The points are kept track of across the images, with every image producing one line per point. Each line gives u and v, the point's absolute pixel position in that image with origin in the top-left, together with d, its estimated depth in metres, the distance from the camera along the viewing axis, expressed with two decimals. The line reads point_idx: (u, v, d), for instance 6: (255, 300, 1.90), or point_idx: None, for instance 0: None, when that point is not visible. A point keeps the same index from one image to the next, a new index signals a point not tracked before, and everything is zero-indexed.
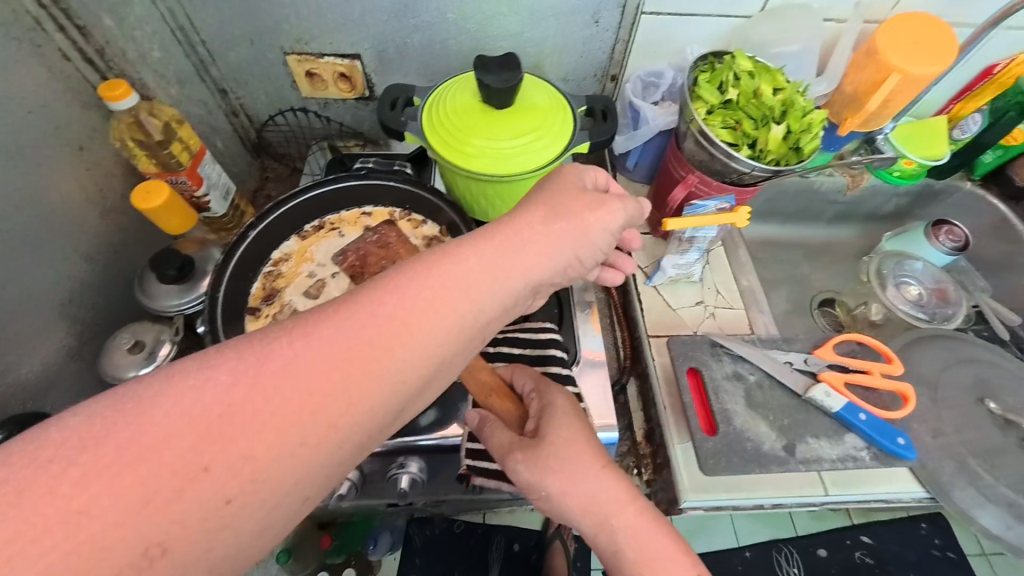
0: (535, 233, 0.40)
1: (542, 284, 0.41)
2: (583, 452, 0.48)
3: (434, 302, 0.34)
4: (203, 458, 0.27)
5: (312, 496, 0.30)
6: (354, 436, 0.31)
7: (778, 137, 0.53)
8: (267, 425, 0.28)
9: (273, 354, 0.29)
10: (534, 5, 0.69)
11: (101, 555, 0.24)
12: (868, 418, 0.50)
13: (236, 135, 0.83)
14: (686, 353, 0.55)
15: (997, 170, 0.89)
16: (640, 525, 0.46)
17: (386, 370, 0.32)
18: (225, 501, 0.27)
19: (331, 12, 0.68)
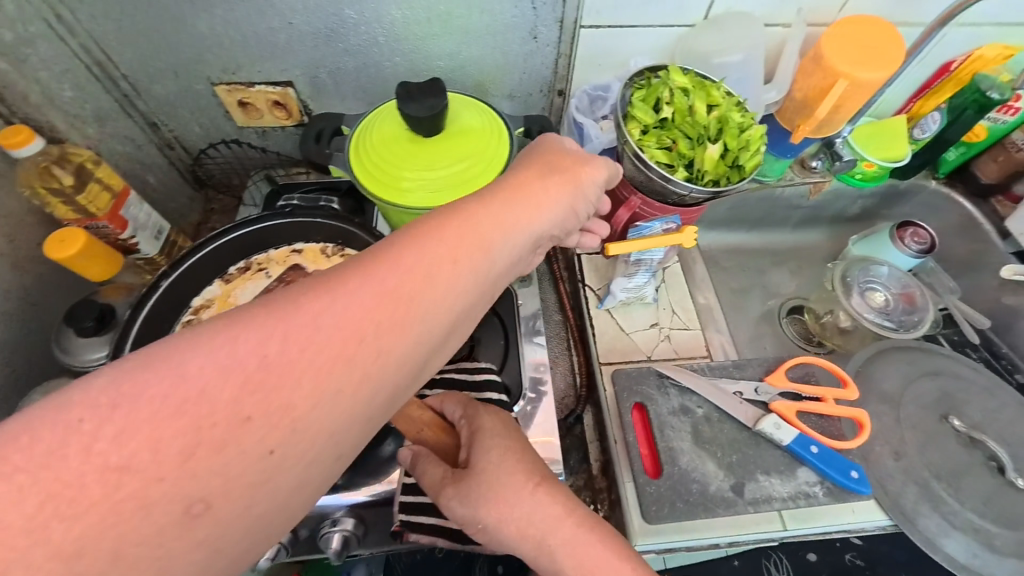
0: (537, 192, 0.43)
1: (544, 237, 0.45)
2: (516, 473, 0.47)
3: (451, 255, 0.36)
4: (247, 408, 0.28)
5: (348, 449, 0.33)
6: (385, 385, 0.33)
7: (714, 156, 0.51)
8: (305, 374, 0.30)
9: (301, 309, 0.31)
10: (467, 24, 0.66)
11: (141, 511, 0.26)
12: (819, 451, 0.47)
13: (173, 168, 0.80)
14: (631, 387, 0.52)
15: (961, 167, 0.86)
16: (578, 537, 0.44)
17: (415, 318, 0.34)
18: (269, 452, 0.29)
19: (254, 41, 0.65)
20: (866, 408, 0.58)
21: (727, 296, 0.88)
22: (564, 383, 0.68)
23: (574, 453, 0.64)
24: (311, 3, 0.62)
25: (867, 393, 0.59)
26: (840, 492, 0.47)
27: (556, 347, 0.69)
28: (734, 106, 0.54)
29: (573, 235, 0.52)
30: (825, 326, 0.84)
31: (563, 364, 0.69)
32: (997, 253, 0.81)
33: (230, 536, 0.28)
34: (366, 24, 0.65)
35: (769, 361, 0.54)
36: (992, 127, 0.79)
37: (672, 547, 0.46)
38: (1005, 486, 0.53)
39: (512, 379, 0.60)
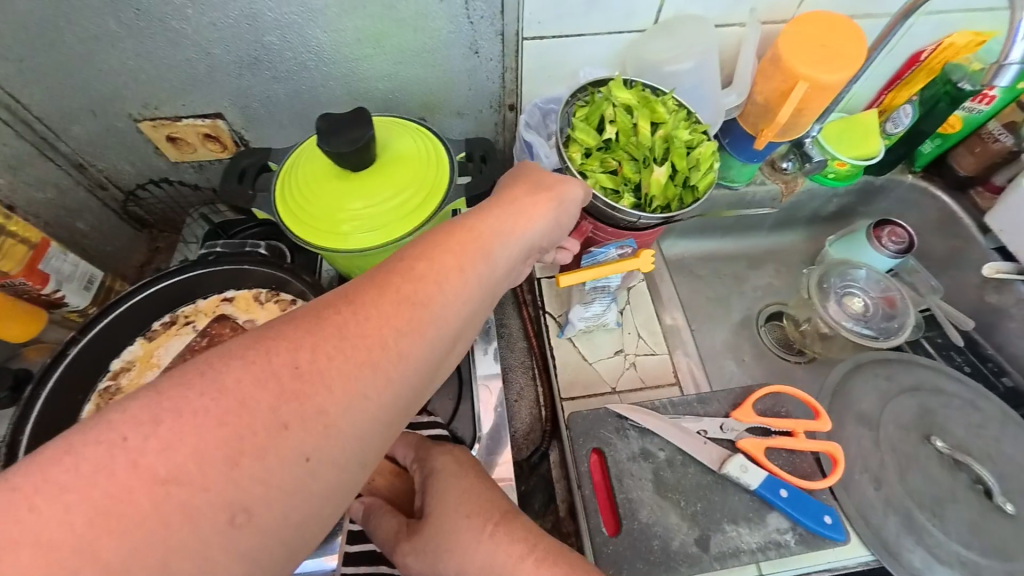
0: (529, 200, 0.45)
1: (536, 246, 0.46)
2: (471, 514, 0.44)
3: (455, 262, 0.38)
4: (283, 415, 0.29)
5: (372, 457, 0.33)
6: (405, 390, 0.34)
7: (661, 179, 0.50)
8: (335, 379, 0.31)
9: (326, 319, 0.33)
10: (401, 43, 0.62)
11: (191, 519, 0.27)
12: (790, 495, 0.44)
13: (108, 208, 0.75)
14: (588, 431, 0.48)
15: (938, 160, 0.80)
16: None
17: (430, 322, 0.35)
18: (304, 460, 0.30)
19: (174, 73, 0.61)
20: (844, 431, 0.54)
21: (703, 305, 0.83)
22: (529, 416, 0.63)
23: (539, 494, 0.59)
24: (229, 31, 0.58)
25: (844, 414, 0.55)
26: (813, 538, 0.43)
27: (521, 378, 0.65)
28: (682, 121, 0.52)
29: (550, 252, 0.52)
30: (804, 334, 0.80)
31: (528, 396, 0.64)
32: (978, 251, 0.76)
33: (268, 547, 0.29)
34: (292, 49, 0.61)
35: (736, 393, 0.51)
36: (968, 117, 0.73)
37: None
38: (992, 511, 0.50)
39: (464, 427, 0.55)
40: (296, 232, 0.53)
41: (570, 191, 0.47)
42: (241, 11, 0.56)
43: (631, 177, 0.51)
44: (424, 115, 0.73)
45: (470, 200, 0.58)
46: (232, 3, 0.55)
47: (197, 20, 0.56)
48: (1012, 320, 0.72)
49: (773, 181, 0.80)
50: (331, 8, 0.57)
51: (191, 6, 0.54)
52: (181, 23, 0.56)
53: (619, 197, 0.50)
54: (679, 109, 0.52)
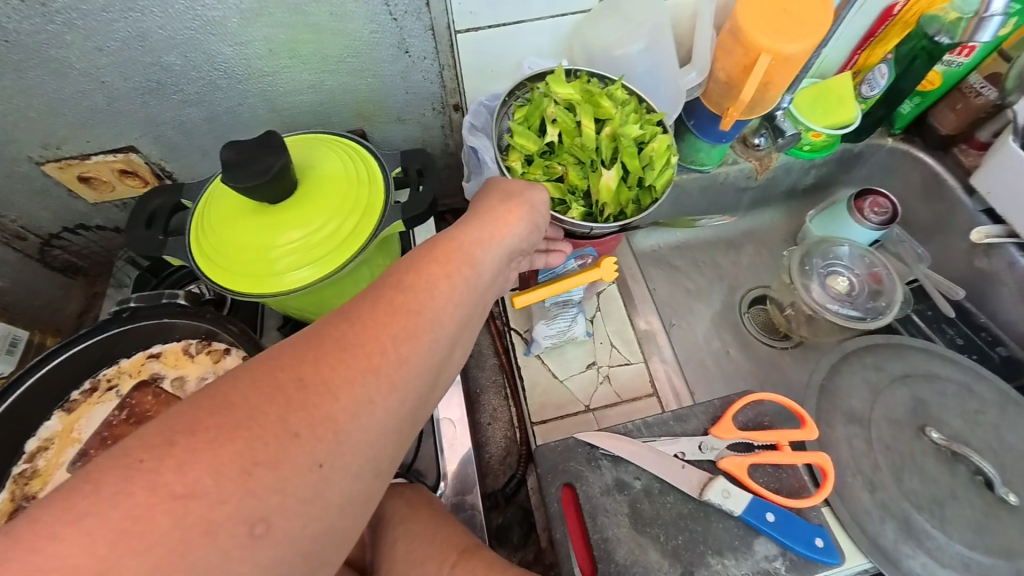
0: (502, 206, 0.39)
1: (516, 254, 0.40)
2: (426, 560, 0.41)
3: (450, 261, 0.35)
4: (293, 423, 0.26)
5: (385, 464, 0.30)
6: (411, 394, 0.31)
7: (611, 184, 0.45)
8: (343, 384, 0.28)
9: (327, 328, 0.29)
10: (321, 49, 0.56)
11: (213, 533, 0.24)
12: (776, 519, 0.41)
13: (30, 259, 0.69)
14: (557, 466, 0.44)
15: (918, 120, 0.75)
16: None
17: (426, 326, 0.31)
18: (317, 465, 0.27)
19: (69, 108, 0.55)
20: (835, 433, 0.51)
21: (682, 298, 0.79)
22: (505, 440, 0.59)
23: (517, 526, 0.54)
24: (120, 56, 0.51)
25: (832, 413, 0.52)
26: (803, 563, 0.40)
27: (493, 399, 0.61)
28: (631, 115, 0.47)
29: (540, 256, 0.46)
30: (790, 318, 0.75)
31: (502, 418, 0.60)
32: (965, 213, 0.71)
33: (292, 555, 0.26)
34: (197, 68, 0.54)
35: (715, 406, 0.47)
36: (947, 71, 0.67)
37: None
38: (994, 505, 0.47)
39: (429, 467, 0.52)
40: (223, 283, 0.47)
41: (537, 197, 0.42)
42: (128, 31, 0.49)
43: (579, 183, 0.47)
44: (362, 125, 0.67)
45: (409, 223, 0.51)
46: (115, 23, 0.48)
47: (80, 46, 0.49)
48: (1005, 286, 0.68)
49: (745, 160, 0.75)
50: (232, 18, 0.50)
51: (68, 31, 0.48)
52: (61, 51, 0.49)
53: (568, 207, 0.46)
54: (626, 100, 0.48)
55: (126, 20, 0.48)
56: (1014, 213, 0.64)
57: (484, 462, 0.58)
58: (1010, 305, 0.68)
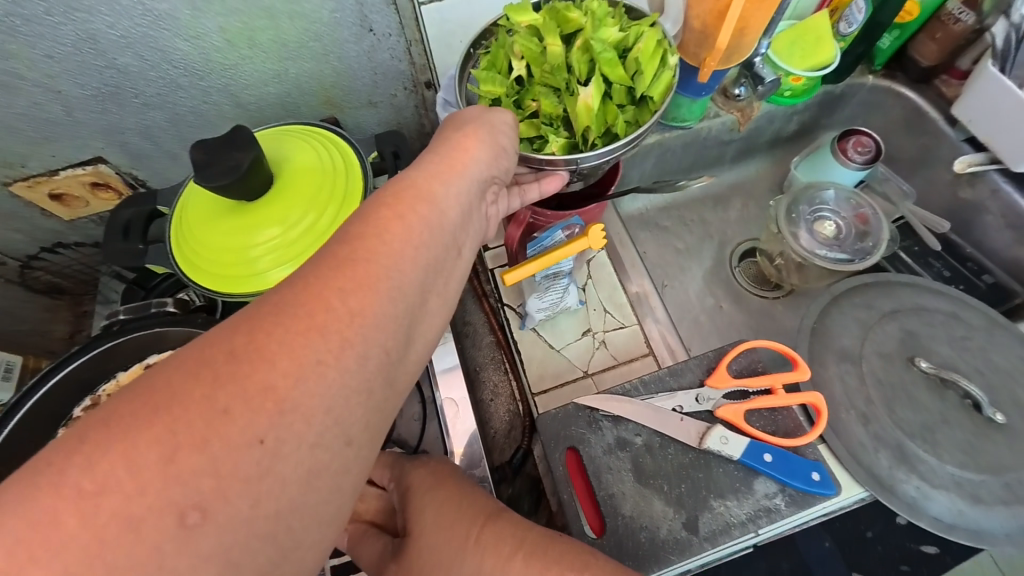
0: (460, 135, 0.39)
1: (483, 182, 0.40)
2: (456, 522, 0.38)
3: (409, 200, 0.34)
4: (221, 399, 0.25)
5: (356, 432, 0.28)
6: (373, 350, 0.29)
7: (591, 100, 0.44)
8: (280, 348, 0.26)
9: (267, 300, 0.28)
10: (279, 35, 0.53)
11: (137, 527, 0.23)
12: (774, 458, 0.42)
13: (11, 283, 0.68)
14: (559, 432, 0.45)
15: (898, 53, 0.73)
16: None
17: (380, 275, 0.30)
18: (258, 442, 0.25)
19: (25, 122, 0.53)
20: (827, 372, 0.52)
21: (671, 258, 0.79)
22: (508, 413, 0.60)
23: (526, 496, 0.57)
24: (72, 62, 0.49)
25: (825, 354, 0.53)
26: (803, 497, 0.42)
27: (494, 375, 0.62)
28: (603, 22, 0.45)
29: (533, 186, 0.47)
30: (780, 268, 0.76)
31: (504, 393, 0.61)
32: (948, 144, 0.70)
33: (246, 543, 0.25)
34: (154, 68, 0.52)
35: (709, 358, 0.48)
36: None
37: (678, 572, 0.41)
38: (983, 424, 0.48)
39: (435, 446, 0.54)
40: (211, 289, 0.47)
41: (500, 117, 0.42)
42: (77, 34, 0.47)
43: (558, 114, 0.46)
44: (333, 113, 0.66)
45: None
46: (62, 27, 0.46)
47: (27, 55, 0.47)
48: (990, 214, 0.68)
49: (726, 112, 0.74)
50: (182, 11, 0.48)
51: (14, 40, 0.45)
52: (10, 63, 0.47)
53: (549, 143, 0.45)
54: (594, 5, 0.45)
55: (72, 22, 0.45)
56: (996, 137, 0.63)
57: (490, 437, 0.60)
58: (994, 232, 0.68)
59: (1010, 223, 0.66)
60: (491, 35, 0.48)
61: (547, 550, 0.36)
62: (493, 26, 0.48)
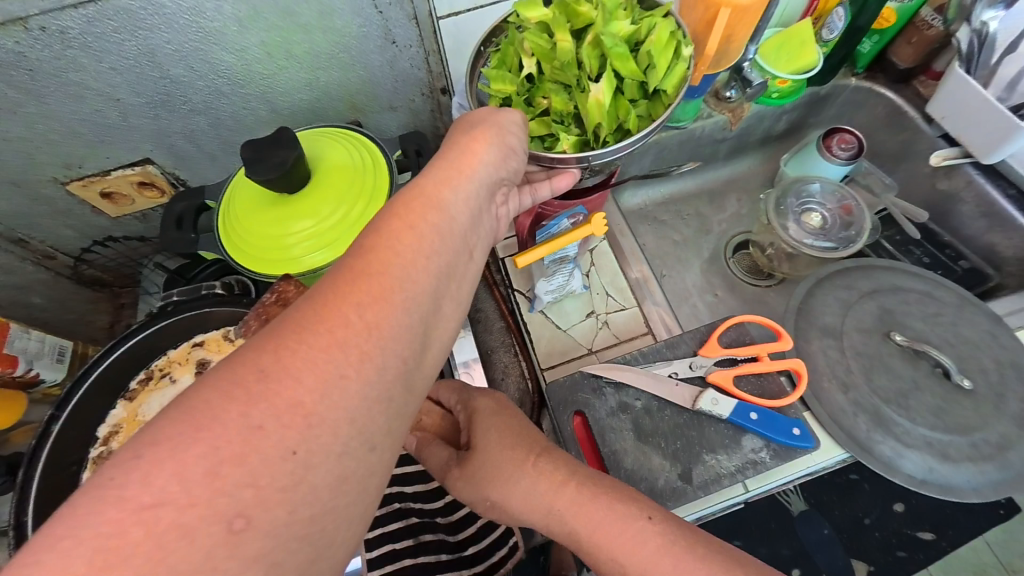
0: (467, 140, 0.40)
1: (492, 184, 0.41)
2: (514, 448, 0.44)
3: (418, 210, 0.35)
4: (256, 415, 0.25)
5: (380, 437, 0.29)
6: (391, 360, 0.30)
7: (600, 96, 0.48)
8: (303, 364, 0.27)
9: (286, 318, 0.29)
10: (312, 47, 0.59)
11: (188, 537, 0.23)
12: (759, 417, 0.47)
13: (62, 277, 0.74)
14: (568, 397, 0.50)
15: (878, 57, 0.78)
16: (586, 504, 0.39)
17: (394, 287, 0.31)
18: (291, 453, 0.26)
19: (85, 126, 0.59)
20: (811, 346, 0.57)
21: (669, 250, 0.84)
22: (519, 391, 0.65)
23: None
24: (132, 72, 0.55)
25: (809, 330, 0.58)
26: (786, 451, 0.47)
27: (505, 357, 0.67)
28: (612, 15, 0.49)
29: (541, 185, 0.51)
30: (772, 258, 0.81)
31: (514, 372, 0.66)
32: (926, 139, 0.76)
33: (286, 547, 0.25)
34: (202, 77, 0.58)
35: (702, 331, 0.53)
36: (901, 8, 0.71)
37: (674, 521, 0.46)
38: (953, 391, 0.53)
39: None
40: (252, 272, 0.53)
41: (507, 118, 0.44)
42: (137, 49, 0.53)
43: (569, 111, 0.52)
44: (356, 117, 0.72)
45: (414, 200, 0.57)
46: (126, 42, 0.52)
47: (94, 67, 0.53)
48: (965, 204, 0.73)
49: (719, 113, 0.80)
50: (230, 27, 0.54)
51: (84, 54, 0.51)
52: (78, 74, 0.53)
53: (561, 141, 0.50)
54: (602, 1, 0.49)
55: (135, 39, 0.52)
56: (967, 133, 0.68)
57: None
58: (969, 221, 0.73)
59: (983, 212, 0.71)
60: (501, 32, 0.54)
61: (593, 485, 0.40)
62: (501, 24, 0.53)
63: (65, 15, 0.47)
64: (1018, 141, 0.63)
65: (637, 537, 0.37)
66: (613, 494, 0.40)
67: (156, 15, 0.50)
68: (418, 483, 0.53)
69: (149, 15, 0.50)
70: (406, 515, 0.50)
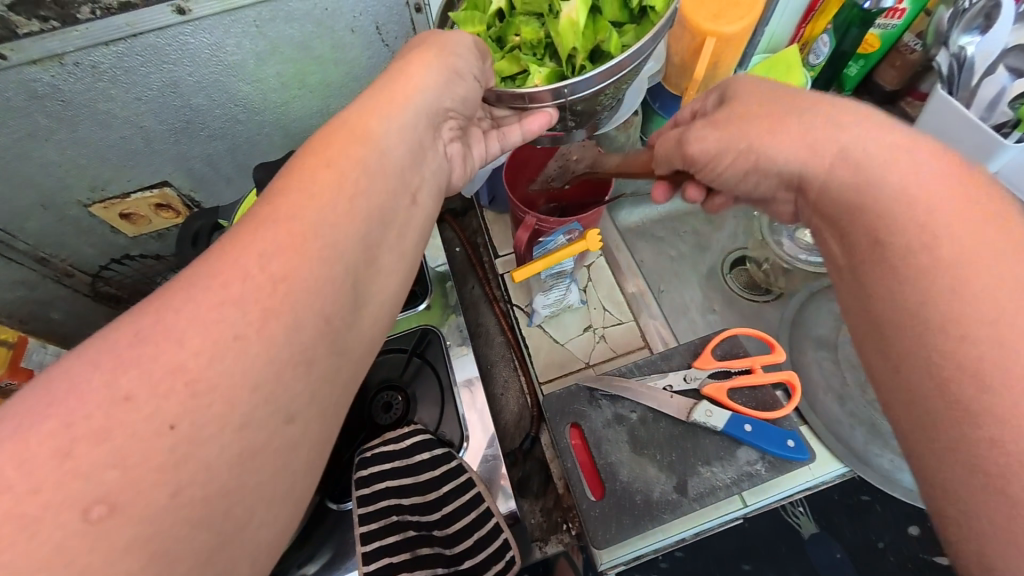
0: (405, 64, 0.44)
1: (433, 110, 0.45)
2: (798, 99, 0.41)
3: (347, 142, 0.38)
4: (123, 386, 0.27)
5: (298, 409, 0.31)
6: (307, 321, 0.32)
7: (572, 13, 0.49)
8: (189, 328, 0.29)
9: (184, 279, 0.31)
10: (326, 78, 0.64)
11: (35, 527, 0.23)
12: (754, 429, 0.47)
13: (80, 294, 0.77)
14: (562, 408, 0.51)
15: (864, 80, 0.81)
16: (901, 148, 0.36)
17: (308, 234, 0.33)
18: (169, 428, 0.26)
19: (112, 151, 0.63)
20: (806, 357, 0.59)
21: (668, 264, 0.82)
22: (519, 404, 0.68)
23: (535, 476, 0.63)
24: (155, 102, 0.59)
25: (803, 341, 0.60)
26: (781, 463, 0.47)
27: (504, 370, 0.71)
28: None
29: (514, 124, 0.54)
30: (768, 273, 0.79)
31: (513, 387, 0.69)
32: None
33: (170, 532, 0.26)
34: (220, 106, 0.62)
35: (696, 343, 0.54)
36: (884, 33, 0.72)
37: (680, 535, 0.47)
38: None
39: (453, 429, 0.58)
40: None
41: (456, 39, 0.46)
42: (161, 81, 0.57)
43: (540, 40, 0.52)
44: None
45: None
46: (151, 75, 0.56)
47: (122, 98, 0.57)
48: None
49: None
50: (249, 60, 0.58)
51: (113, 86, 0.56)
52: (108, 105, 0.57)
53: (533, 75, 0.51)
54: None
55: (159, 71, 0.56)
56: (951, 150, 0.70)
57: (502, 426, 0.67)
58: None
59: None
60: None
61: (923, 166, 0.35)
62: None
63: (97, 51, 0.52)
64: (1002, 159, 0.64)
65: (971, 230, 0.32)
66: (953, 164, 0.35)
67: (179, 50, 0.55)
68: (415, 495, 0.52)
69: (173, 51, 0.54)
70: (404, 528, 0.50)
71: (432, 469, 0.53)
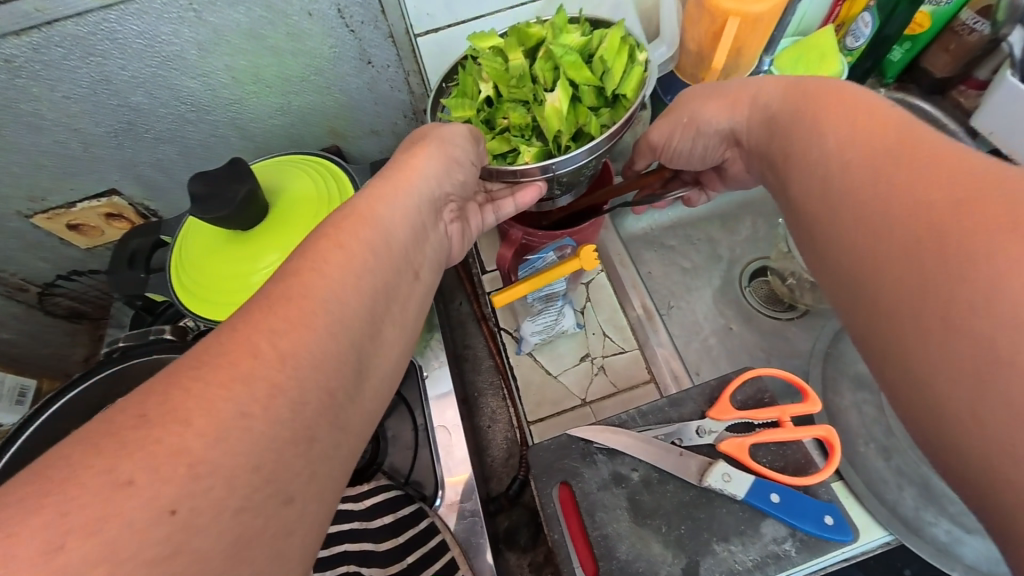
0: (406, 153, 0.39)
1: (435, 199, 0.39)
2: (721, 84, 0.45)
3: (353, 227, 0.33)
4: (126, 470, 0.21)
5: (298, 488, 0.25)
6: (313, 395, 0.26)
7: (557, 104, 0.42)
8: (194, 405, 0.23)
9: (189, 354, 0.25)
10: (279, 72, 0.55)
11: None
12: (781, 499, 0.39)
13: (34, 309, 0.71)
14: (551, 463, 0.43)
15: (908, 66, 0.67)
16: (816, 98, 0.37)
17: (317, 309, 0.28)
18: (170, 511, 0.21)
19: (51, 158, 0.56)
20: (843, 401, 0.50)
21: (679, 277, 0.72)
22: (506, 440, 0.60)
23: (524, 529, 0.56)
24: (89, 101, 0.51)
25: (839, 381, 0.51)
26: (816, 543, 0.39)
27: (492, 401, 0.63)
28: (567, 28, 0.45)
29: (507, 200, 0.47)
30: (793, 288, 0.68)
31: (502, 420, 0.61)
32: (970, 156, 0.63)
33: None
34: (164, 105, 0.54)
35: (711, 387, 0.45)
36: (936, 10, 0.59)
37: None
38: None
39: (427, 475, 0.51)
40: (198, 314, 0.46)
41: (455, 129, 0.41)
42: (92, 76, 0.49)
43: (528, 125, 0.45)
44: (336, 142, 0.67)
45: None
46: (79, 70, 0.48)
47: (48, 96, 0.50)
48: None
49: None
50: (190, 51, 0.50)
51: (35, 83, 0.48)
52: (32, 104, 0.50)
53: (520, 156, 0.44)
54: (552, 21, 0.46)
55: (88, 65, 0.48)
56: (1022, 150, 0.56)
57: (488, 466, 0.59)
58: None
59: None
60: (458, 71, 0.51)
61: (828, 85, 0.37)
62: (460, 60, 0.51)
63: (8, 42, 0.44)
64: None
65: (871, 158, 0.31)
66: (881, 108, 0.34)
67: (107, 39, 0.47)
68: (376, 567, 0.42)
69: (102, 41, 0.47)
70: None
71: (395, 535, 0.44)
